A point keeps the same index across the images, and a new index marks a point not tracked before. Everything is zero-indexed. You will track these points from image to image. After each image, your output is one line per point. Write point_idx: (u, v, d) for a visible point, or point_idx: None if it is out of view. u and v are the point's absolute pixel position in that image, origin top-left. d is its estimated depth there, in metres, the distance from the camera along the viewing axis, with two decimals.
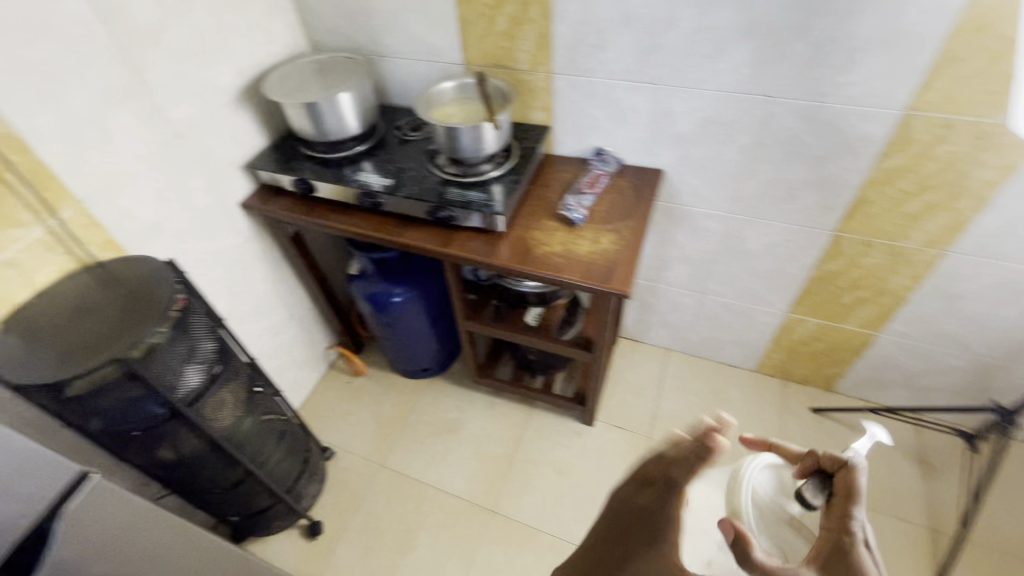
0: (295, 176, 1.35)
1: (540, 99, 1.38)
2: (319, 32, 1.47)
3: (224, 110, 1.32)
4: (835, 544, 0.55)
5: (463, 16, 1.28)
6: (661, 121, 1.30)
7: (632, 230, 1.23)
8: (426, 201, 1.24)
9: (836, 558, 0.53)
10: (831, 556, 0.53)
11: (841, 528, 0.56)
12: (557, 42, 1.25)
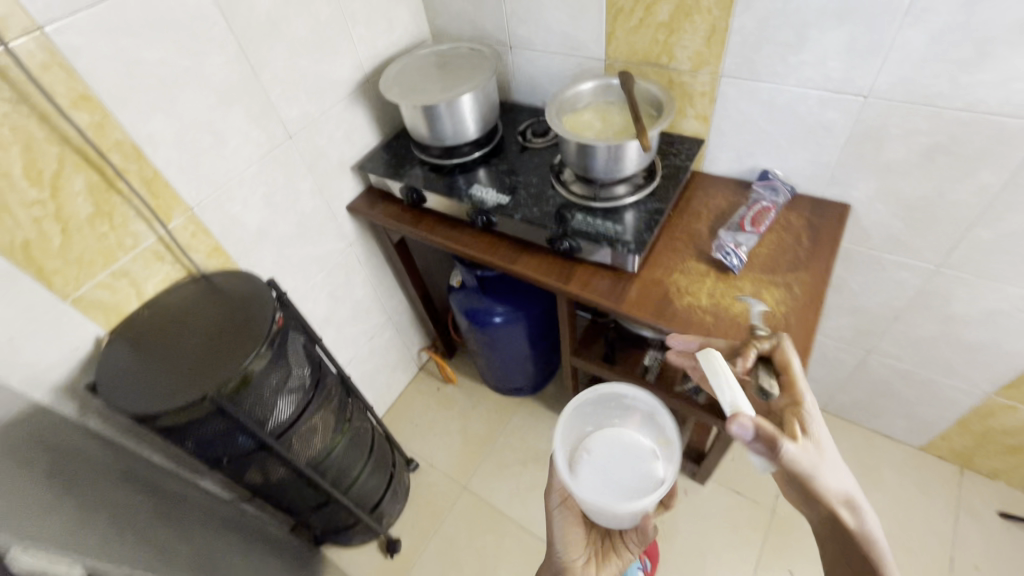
0: (404, 183, 1.23)
1: (697, 107, 1.12)
2: (444, 19, 1.32)
3: (339, 107, 1.22)
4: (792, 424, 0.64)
5: (615, 3, 1.05)
6: (862, 146, 0.99)
7: (805, 288, 0.96)
8: (547, 227, 1.05)
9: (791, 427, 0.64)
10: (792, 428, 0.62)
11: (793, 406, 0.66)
12: (734, 38, 0.98)
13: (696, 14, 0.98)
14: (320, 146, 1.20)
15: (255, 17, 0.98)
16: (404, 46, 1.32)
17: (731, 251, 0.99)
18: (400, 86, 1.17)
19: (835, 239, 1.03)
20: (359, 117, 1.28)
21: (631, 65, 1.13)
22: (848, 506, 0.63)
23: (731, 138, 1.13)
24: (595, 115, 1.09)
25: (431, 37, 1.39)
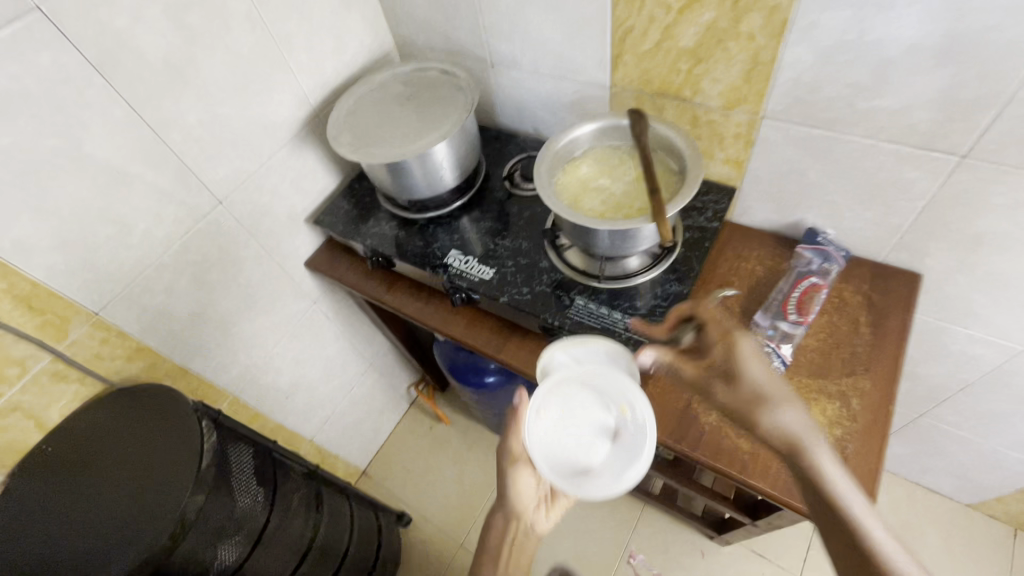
0: (368, 246, 1.01)
1: (728, 150, 0.88)
2: (408, 28, 1.06)
3: (281, 154, 0.99)
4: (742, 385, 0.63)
5: (623, 21, 0.80)
6: (947, 212, 0.76)
7: (867, 402, 0.76)
8: (541, 317, 0.84)
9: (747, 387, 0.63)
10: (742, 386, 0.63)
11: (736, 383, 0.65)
12: (784, 73, 0.73)
13: (732, 41, 0.73)
14: (262, 203, 0.99)
15: (146, 66, 0.74)
16: (361, 66, 1.07)
17: (770, 350, 0.80)
18: (354, 129, 0.92)
19: (904, 328, 0.81)
20: (310, 159, 1.05)
21: (644, 96, 0.88)
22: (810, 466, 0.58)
23: (770, 188, 0.89)
24: (598, 169, 0.86)
25: (396, 49, 1.13)
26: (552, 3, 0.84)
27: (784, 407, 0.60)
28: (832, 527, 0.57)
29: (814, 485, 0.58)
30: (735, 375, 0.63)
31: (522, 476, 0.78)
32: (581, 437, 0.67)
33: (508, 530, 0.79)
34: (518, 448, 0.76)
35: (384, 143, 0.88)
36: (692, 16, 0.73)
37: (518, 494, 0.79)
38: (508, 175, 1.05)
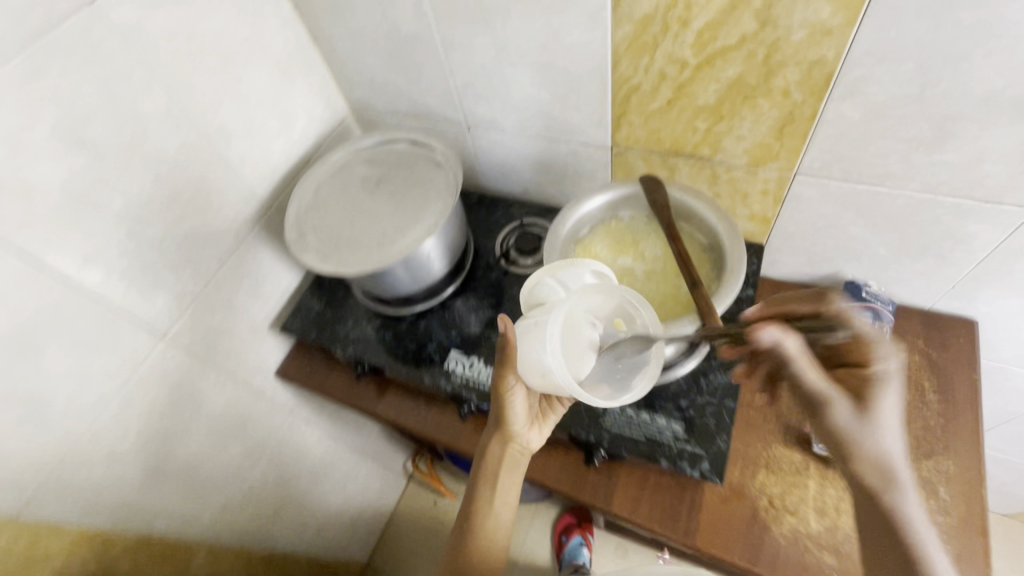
0: (350, 356, 0.86)
1: (753, 206, 0.78)
2: (364, 92, 0.91)
3: (231, 261, 0.83)
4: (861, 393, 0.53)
5: (627, 79, 0.68)
6: (1011, 262, 0.68)
7: (954, 490, 0.67)
8: (571, 431, 0.72)
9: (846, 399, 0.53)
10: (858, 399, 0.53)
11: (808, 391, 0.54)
12: (825, 129, 0.62)
13: (763, 98, 0.62)
14: (215, 323, 0.82)
15: (39, 204, 0.57)
16: (314, 141, 0.91)
17: None
18: (318, 230, 0.77)
19: (971, 390, 0.73)
20: (267, 258, 0.89)
21: (653, 156, 0.77)
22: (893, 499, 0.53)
23: (801, 241, 0.80)
24: (613, 248, 0.75)
25: (351, 113, 0.98)
26: (538, 62, 0.71)
27: (855, 409, 0.53)
28: (886, 553, 0.52)
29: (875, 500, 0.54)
30: (861, 406, 0.53)
31: (513, 398, 0.68)
32: (577, 351, 0.61)
33: (505, 449, 0.72)
34: (508, 376, 0.66)
35: (358, 245, 0.74)
36: (712, 73, 0.62)
37: (512, 419, 0.70)
38: (502, 248, 0.91)
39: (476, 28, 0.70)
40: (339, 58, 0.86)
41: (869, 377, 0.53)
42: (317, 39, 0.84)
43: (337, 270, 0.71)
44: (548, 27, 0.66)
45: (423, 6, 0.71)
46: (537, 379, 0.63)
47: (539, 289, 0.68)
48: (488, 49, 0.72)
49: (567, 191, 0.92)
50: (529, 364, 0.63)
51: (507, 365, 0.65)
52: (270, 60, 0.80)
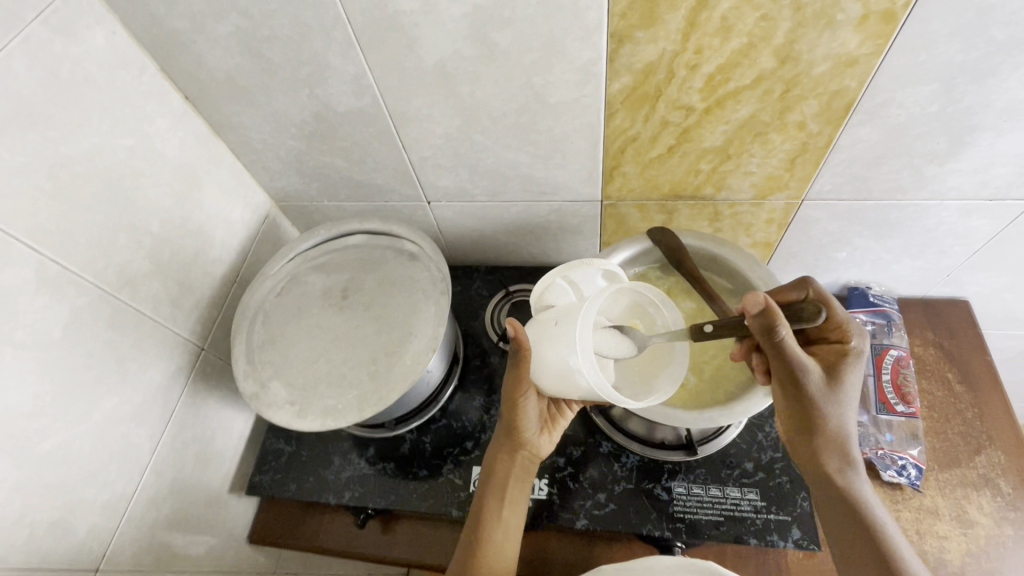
0: (350, 503, 0.70)
1: (756, 235, 0.73)
2: (291, 181, 0.75)
3: (167, 432, 0.63)
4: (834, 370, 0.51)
5: (624, 131, 0.60)
6: (1006, 247, 0.69)
7: (1012, 481, 0.68)
8: (643, 532, 0.63)
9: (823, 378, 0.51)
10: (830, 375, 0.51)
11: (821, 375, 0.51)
12: (839, 155, 0.59)
13: (776, 133, 0.57)
14: (161, 517, 0.62)
15: None
16: (239, 250, 0.73)
17: (905, 464, 0.68)
18: (285, 372, 0.61)
19: (988, 373, 0.75)
20: (210, 409, 0.70)
21: (649, 203, 0.70)
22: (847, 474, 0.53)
23: (804, 259, 0.77)
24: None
25: (275, 204, 0.80)
26: (516, 125, 0.61)
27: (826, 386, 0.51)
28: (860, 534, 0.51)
29: (852, 504, 0.52)
30: (837, 363, 0.51)
31: (529, 406, 0.61)
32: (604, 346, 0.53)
33: (516, 458, 0.62)
34: (523, 381, 0.59)
35: (344, 382, 0.59)
36: (722, 115, 0.56)
37: (526, 425, 0.61)
38: (498, 329, 0.81)
39: (438, 97, 0.59)
40: (254, 147, 0.70)
41: (831, 359, 0.52)
42: (223, 128, 0.67)
43: (326, 422, 0.56)
44: (528, 87, 0.56)
45: (366, 80, 0.58)
46: (557, 382, 0.57)
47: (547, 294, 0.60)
48: (453, 117, 0.61)
49: (550, 248, 0.82)
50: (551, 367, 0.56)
51: (523, 375, 0.58)
52: (168, 169, 0.62)
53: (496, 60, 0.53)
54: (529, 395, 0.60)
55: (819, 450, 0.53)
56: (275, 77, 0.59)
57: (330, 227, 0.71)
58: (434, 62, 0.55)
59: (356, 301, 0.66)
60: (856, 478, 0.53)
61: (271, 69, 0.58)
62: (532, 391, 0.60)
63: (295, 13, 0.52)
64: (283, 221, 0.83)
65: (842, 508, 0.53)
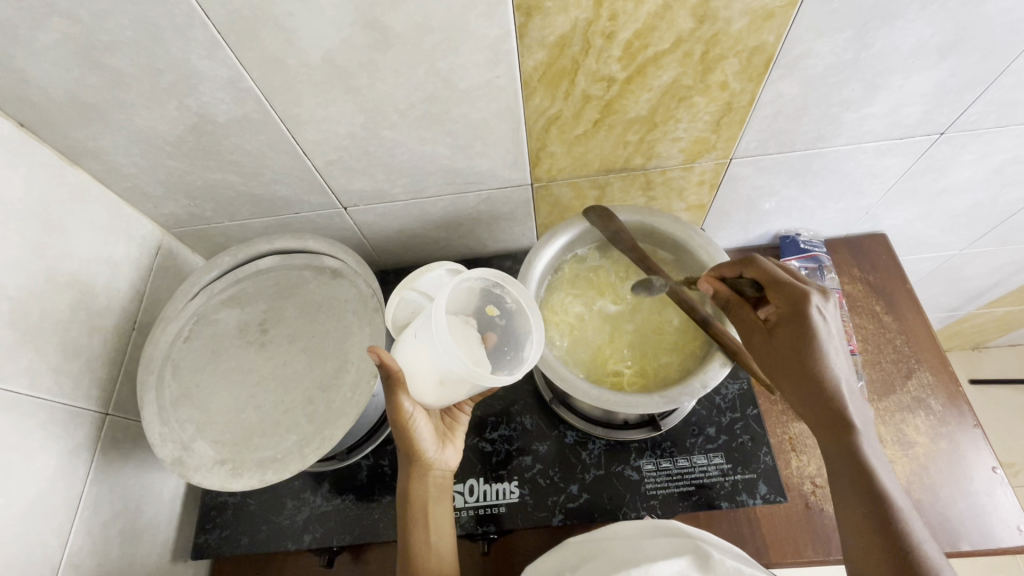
0: (312, 545, 0.65)
1: (690, 199, 0.72)
2: (180, 205, 0.65)
3: (77, 516, 0.55)
4: (792, 319, 0.51)
5: (545, 110, 0.55)
6: (917, 181, 0.72)
7: (941, 398, 0.73)
8: (620, 516, 0.63)
9: (787, 324, 0.51)
10: (788, 324, 0.51)
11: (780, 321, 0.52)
12: (762, 111, 0.58)
13: (700, 96, 0.55)
14: None
15: None
16: (132, 293, 0.64)
17: None
18: (210, 428, 0.54)
19: (908, 299, 0.79)
20: (130, 478, 0.62)
21: (581, 180, 0.67)
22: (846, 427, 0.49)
23: (737, 216, 0.77)
24: (584, 300, 0.64)
25: (167, 232, 0.70)
26: (428, 116, 0.55)
27: (786, 335, 0.52)
28: (844, 483, 0.48)
29: (858, 468, 0.48)
30: (795, 319, 0.51)
31: (421, 427, 0.55)
32: (469, 339, 0.51)
33: (426, 481, 0.58)
34: (403, 400, 0.52)
35: (280, 429, 0.53)
36: (644, 82, 0.53)
37: (426, 446, 0.56)
38: None
39: (334, 94, 0.52)
40: (126, 173, 0.59)
41: (786, 313, 0.52)
42: (79, 156, 0.57)
43: (266, 477, 0.50)
44: (434, 74, 0.50)
45: (244, 82, 0.50)
46: (433, 390, 0.53)
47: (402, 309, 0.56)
48: (356, 115, 0.54)
49: (485, 239, 0.77)
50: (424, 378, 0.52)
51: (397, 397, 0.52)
52: (15, 216, 0.51)
53: (393, 46, 0.47)
54: (417, 415, 0.54)
55: (825, 419, 0.50)
56: (131, 90, 0.50)
57: (236, 252, 0.62)
58: (321, 55, 0.47)
59: (279, 333, 0.59)
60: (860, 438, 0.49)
61: (123, 80, 0.48)
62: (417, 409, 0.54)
63: (135, 11, 0.43)
64: (182, 249, 0.73)
65: (842, 469, 0.49)
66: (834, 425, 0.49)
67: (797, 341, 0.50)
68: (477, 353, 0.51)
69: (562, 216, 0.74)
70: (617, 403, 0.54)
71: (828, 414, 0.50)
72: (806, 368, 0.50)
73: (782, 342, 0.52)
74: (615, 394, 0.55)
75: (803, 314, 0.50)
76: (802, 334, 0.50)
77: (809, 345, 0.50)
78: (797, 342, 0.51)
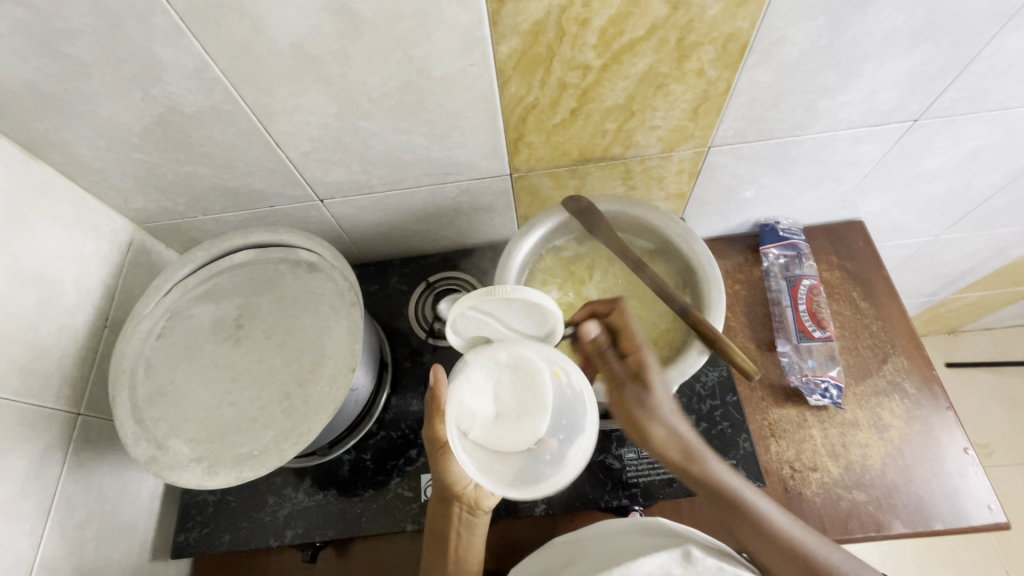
0: (294, 541, 0.64)
1: (669, 188, 0.72)
2: (150, 199, 0.63)
3: (50, 519, 0.54)
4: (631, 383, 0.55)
5: (521, 99, 0.55)
6: (892, 168, 0.73)
7: (915, 382, 0.74)
8: (602, 505, 0.63)
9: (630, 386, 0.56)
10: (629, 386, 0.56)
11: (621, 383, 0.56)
12: (739, 99, 0.58)
13: (676, 83, 0.55)
14: None
15: None
16: (102, 290, 0.62)
17: (827, 386, 0.72)
18: (185, 425, 0.53)
19: (885, 284, 0.80)
20: (105, 479, 0.61)
21: (560, 169, 0.66)
22: (694, 469, 0.54)
23: (717, 204, 0.78)
24: (565, 291, 0.65)
25: (139, 227, 0.68)
26: (403, 106, 0.54)
27: (647, 389, 0.55)
28: (730, 506, 0.53)
29: (733, 497, 0.53)
30: (648, 380, 0.55)
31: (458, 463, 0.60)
32: (507, 416, 0.53)
33: (451, 513, 0.60)
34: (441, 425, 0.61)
35: (256, 425, 0.53)
36: (621, 70, 0.53)
37: (458, 479, 0.60)
38: (426, 323, 0.75)
39: (305, 83, 0.50)
40: (92, 166, 0.58)
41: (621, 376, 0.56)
42: (42, 149, 0.55)
43: (242, 474, 0.50)
44: (407, 62, 0.49)
45: (211, 71, 0.48)
46: (488, 459, 0.53)
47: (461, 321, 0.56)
48: (328, 104, 0.53)
49: (466, 230, 0.77)
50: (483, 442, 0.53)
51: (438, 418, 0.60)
52: None
53: (364, 34, 0.46)
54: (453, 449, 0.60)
55: (691, 452, 0.54)
56: (93, 80, 0.48)
57: (209, 247, 0.61)
58: (290, 44, 0.46)
59: (255, 329, 0.58)
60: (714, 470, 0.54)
61: (83, 69, 0.47)
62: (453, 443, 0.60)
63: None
64: (155, 244, 0.71)
65: (723, 499, 0.53)
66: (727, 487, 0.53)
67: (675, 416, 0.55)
68: (532, 436, 0.52)
69: (542, 206, 0.73)
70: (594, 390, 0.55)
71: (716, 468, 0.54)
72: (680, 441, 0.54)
73: (624, 400, 0.56)
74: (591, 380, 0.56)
75: (643, 376, 0.55)
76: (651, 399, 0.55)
77: (654, 405, 0.54)
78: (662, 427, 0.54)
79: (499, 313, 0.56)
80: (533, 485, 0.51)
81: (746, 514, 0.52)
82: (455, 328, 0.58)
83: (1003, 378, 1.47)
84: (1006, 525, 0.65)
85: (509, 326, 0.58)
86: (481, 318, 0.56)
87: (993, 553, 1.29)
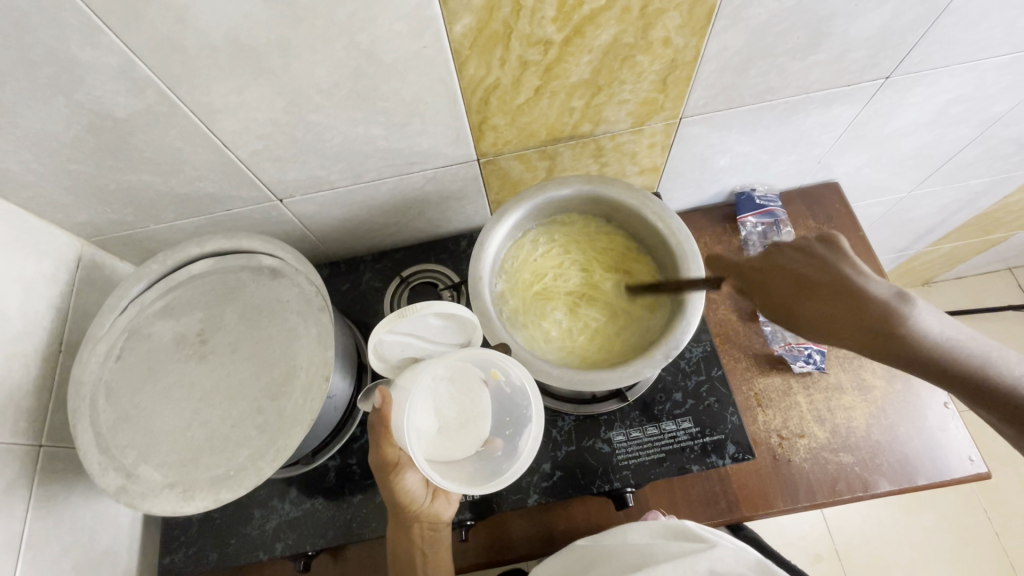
0: (285, 553, 0.63)
1: (642, 161, 0.70)
2: (95, 211, 0.59)
3: (22, 557, 0.51)
4: (825, 243, 0.55)
5: (481, 80, 0.52)
6: (866, 127, 0.72)
7: None
8: (594, 490, 0.63)
9: (806, 287, 0.53)
10: (825, 244, 0.55)
11: (812, 273, 0.54)
12: (708, 67, 0.55)
13: (642, 55, 0.52)
14: None
15: None
16: (52, 313, 0.58)
17: (810, 351, 0.72)
18: (153, 451, 0.51)
19: (863, 245, 0.79)
20: (77, 510, 0.58)
21: (529, 151, 0.64)
22: (895, 323, 0.51)
23: (693, 175, 0.76)
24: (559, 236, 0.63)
25: (87, 242, 0.64)
26: (355, 95, 0.51)
27: (829, 250, 0.55)
28: (918, 366, 0.51)
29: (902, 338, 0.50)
30: (823, 242, 0.55)
31: (408, 478, 0.60)
32: (455, 427, 0.54)
33: (413, 536, 0.61)
34: (387, 447, 0.59)
35: (230, 445, 0.50)
36: (583, 44, 0.50)
37: (412, 499, 0.60)
38: None
39: (246, 77, 0.47)
40: (23, 181, 0.53)
41: (798, 272, 0.54)
42: None
43: (219, 497, 0.48)
44: (355, 48, 0.46)
45: (139, 71, 0.44)
46: (448, 453, 0.55)
47: (387, 347, 0.56)
48: (275, 99, 0.49)
49: (438, 219, 0.74)
50: (437, 452, 0.54)
51: (382, 438, 0.58)
52: None
53: (304, 20, 0.42)
54: (403, 466, 0.60)
55: (865, 334, 0.51)
56: (8, 88, 0.44)
57: (163, 258, 0.57)
58: (223, 35, 0.42)
59: (221, 343, 0.55)
60: (911, 321, 0.51)
61: None
62: (404, 458, 0.60)
63: None
64: (107, 257, 0.67)
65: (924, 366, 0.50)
66: (882, 326, 0.51)
67: (828, 278, 0.53)
68: (477, 439, 0.56)
69: (513, 190, 0.71)
70: (581, 383, 0.53)
71: (876, 323, 0.51)
72: (864, 318, 0.51)
73: (818, 283, 0.53)
74: (577, 372, 0.54)
75: (813, 246, 0.56)
76: (822, 266, 0.54)
77: (810, 264, 0.54)
78: (834, 265, 0.54)
79: (421, 331, 0.56)
80: (491, 480, 0.53)
81: (912, 353, 0.50)
82: (381, 354, 0.57)
83: (980, 324, 1.50)
84: (987, 475, 0.66)
85: (433, 342, 0.57)
86: (403, 339, 0.56)
87: (972, 497, 1.34)
